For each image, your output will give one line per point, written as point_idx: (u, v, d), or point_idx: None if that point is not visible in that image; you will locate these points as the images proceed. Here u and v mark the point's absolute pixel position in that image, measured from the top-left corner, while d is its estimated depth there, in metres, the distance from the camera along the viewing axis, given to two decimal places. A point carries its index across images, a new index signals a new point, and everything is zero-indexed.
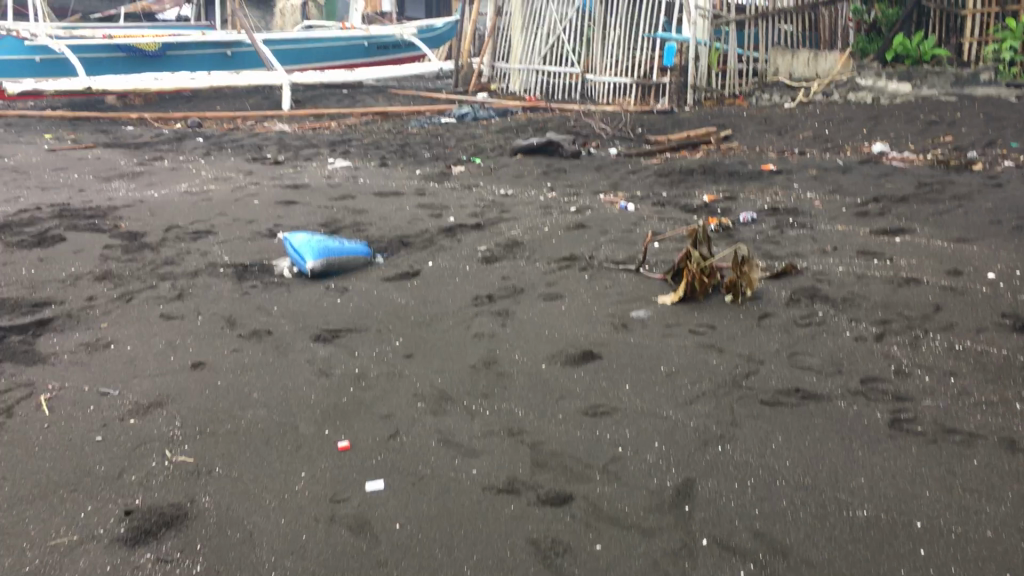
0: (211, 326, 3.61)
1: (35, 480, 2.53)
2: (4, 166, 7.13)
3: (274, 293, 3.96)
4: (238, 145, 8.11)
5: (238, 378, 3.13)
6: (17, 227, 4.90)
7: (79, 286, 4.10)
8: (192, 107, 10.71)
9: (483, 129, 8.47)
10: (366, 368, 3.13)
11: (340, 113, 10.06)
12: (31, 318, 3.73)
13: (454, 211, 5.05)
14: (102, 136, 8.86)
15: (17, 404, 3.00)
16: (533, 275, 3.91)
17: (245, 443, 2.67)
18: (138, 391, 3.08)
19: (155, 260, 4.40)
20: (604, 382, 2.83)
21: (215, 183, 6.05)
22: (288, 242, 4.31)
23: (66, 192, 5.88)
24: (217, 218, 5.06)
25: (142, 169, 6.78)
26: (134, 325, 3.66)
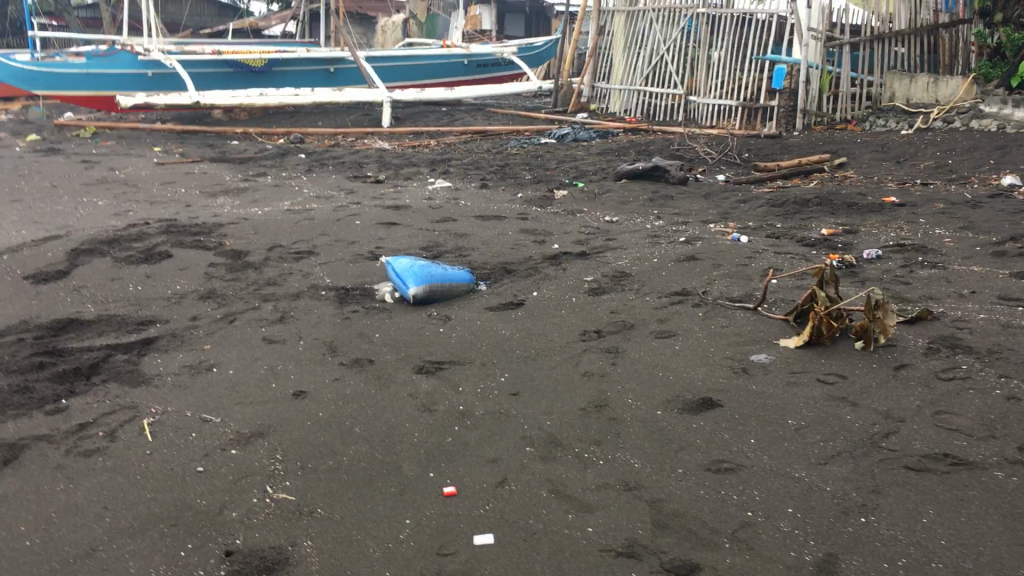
0: (312, 352, 3.54)
1: (135, 512, 2.47)
2: (115, 179, 7.29)
3: (375, 319, 3.88)
4: (340, 162, 8.13)
5: (340, 410, 3.04)
6: (126, 242, 4.96)
7: (183, 304, 4.09)
8: (295, 123, 10.86)
9: (583, 151, 8.32)
10: (471, 407, 2.99)
11: (439, 131, 10.04)
12: (136, 337, 3.73)
13: (558, 238, 4.91)
14: (209, 151, 9.03)
15: (120, 428, 2.97)
16: (643, 310, 3.73)
17: (347, 483, 2.56)
18: (239, 419, 3.01)
19: (259, 280, 4.38)
20: (726, 434, 2.63)
21: (316, 202, 6.05)
22: (390, 266, 4.23)
23: (174, 207, 5.96)
24: (319, 238, 5.03)
25: (247, 185, 6.83)
26: (236, 348, 3.62)
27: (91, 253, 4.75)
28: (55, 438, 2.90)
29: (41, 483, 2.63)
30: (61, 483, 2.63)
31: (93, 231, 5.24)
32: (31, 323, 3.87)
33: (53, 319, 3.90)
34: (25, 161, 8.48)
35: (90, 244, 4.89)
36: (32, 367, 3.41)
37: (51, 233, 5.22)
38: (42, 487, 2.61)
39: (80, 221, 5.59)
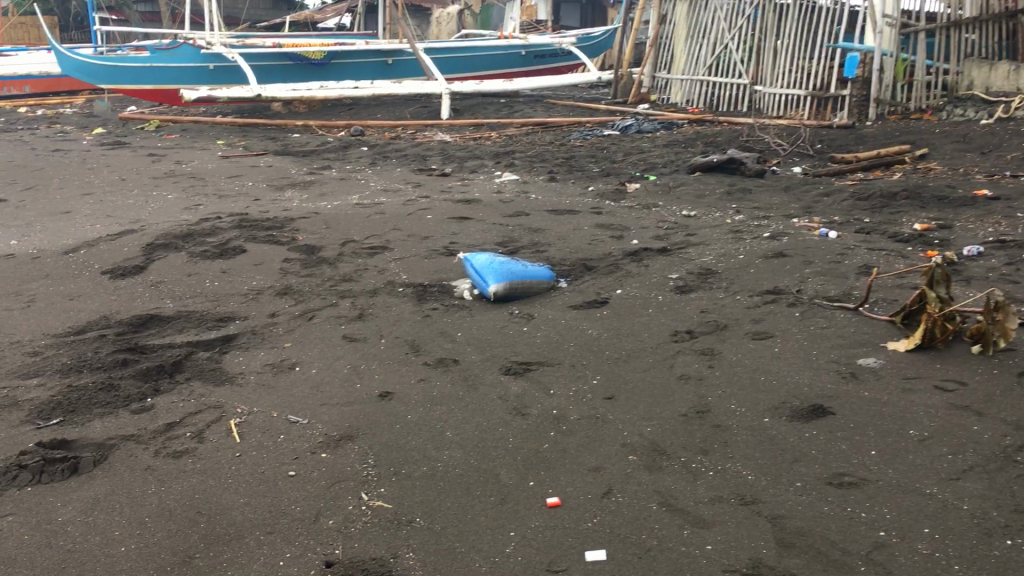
0: (395, 352, 3.46)
1: (230, 518, 2.40)
2: (182, 172, 7.31)
3: (456, 317, 3.78)
4: (403, 155, 8.07)
5: (429, 413, 2.94)
6: (199, 236, 4.92)
7: (260, 301, 4.04)
8: (354, 116, 10.83)
9: (649, 142, 8.14)
10: (565, 411, 2.88)
11: (500, 123, 9.92)
12: (217, 334, 3.68)
13: (636, 233, 4.77)
14: (272, 144, 9.03)
15: (207, 428, 2.91)
16: (735, 309, 3.58)
17: (444, 490, 2.47)
18: (328, 421, 2.93)
19: (334, 276, 4.31)
20: (842, 446, 2.49)
21: (385, 195, 5.98)
22: (469, 262, 4.13)
23: (243, 201, 5.93)
24: (392, 232, 4.95)
25: (313, 178, 6.79)
26: (318, 346, 3.55)
27: (166, 248, 4.72)
28: (143, 438, 2.85)
29: (132, 486, 2.58)
30: (153, 486, 2.57)
31: (166, 225, 5.23)
32: (112, 319, 3.84)
33: (134, 315, 3.87)
34: (93, 154, 8.56)
35: (165, 239, 4.86)
36: (116, 365, 3.37)
37: (125, 227, 5.21)
38: (134, 490, 2.55)
39: (152, 215, 5.58)
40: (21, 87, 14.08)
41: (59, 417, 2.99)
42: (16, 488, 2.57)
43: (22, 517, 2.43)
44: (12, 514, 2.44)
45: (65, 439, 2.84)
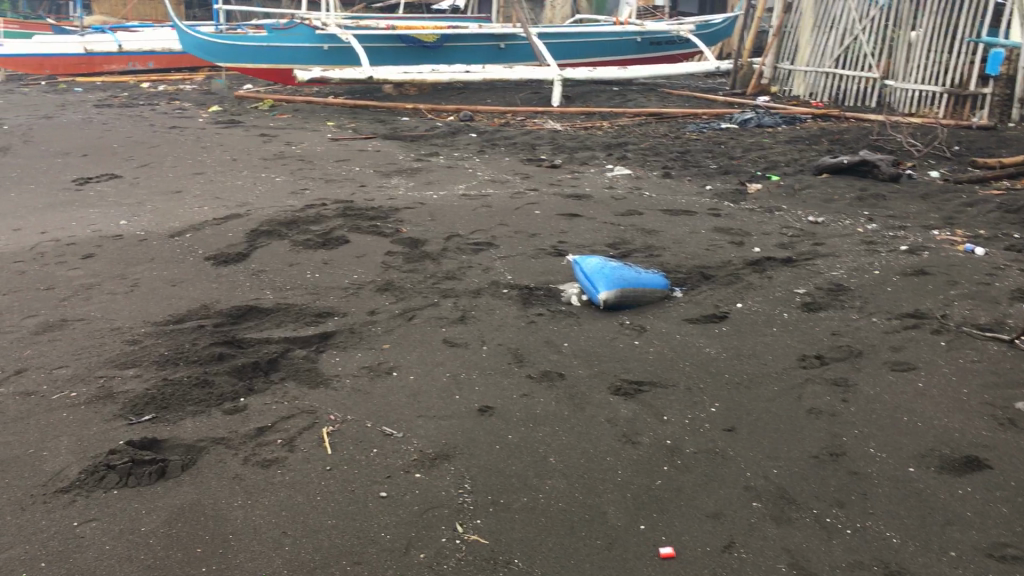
0: (497, 361, 3.26)
1: (317, 542, 2.25)
2: (291, 154, 7.28)
3: (562, 325, 3.56)
4: (512, 143, 7.87)
5: (531, 434, 2.74)
6: (303, 223, 4.83)
7: (361, 296, 3.90)
8: (464, 100, 10.69)
9: (771, 138, 7.73)
10: (680, 442, 2.63)
11: (612, 112, 9.61)
12: (315, 330, 3.56)
13: (758, 240, 4.45)
14: (381, 127, 8.96)
15: (299, 436, 2.77)
16: (870, 333, 3.26)
17: (546, 528, 2.26)
18: (424, 437, 2.76)
19: (437, 272, 4.14)
20: (1003, 510, 2.20)
21: (493, 187, 5.80)
22: (579, 266, 3.91)
23: (349, 187, 5.84)
24: (498, 228, 4.76)
25: (421, 165, 6.67)
26: (417, 350, 3.39)
27: (269, 235, 4.64)
28: (233, 442, 2.74)
29: (218, 496, 2.46)
30: (239, 498, 2.45)
31: (271, 210, 5.15)
32: (211, 309, 3.76)
33: (234, 306, 3.78)
34: (207, 132, 8.65)
35: (269, 225, 4.79)
36: (211, 359, 3.28)
37: (232, 211, 5.17)
38: (220, 501, 2.43)
39: (259, 199, 5.53)
40: (145, 63, 14.52)
41: (151, 413, 2.91)
42: (102, 491, 2.49)
43: (106, 523, 2.33)
44: (97, 520, 2.35)
45: (155, 440, 2.75)
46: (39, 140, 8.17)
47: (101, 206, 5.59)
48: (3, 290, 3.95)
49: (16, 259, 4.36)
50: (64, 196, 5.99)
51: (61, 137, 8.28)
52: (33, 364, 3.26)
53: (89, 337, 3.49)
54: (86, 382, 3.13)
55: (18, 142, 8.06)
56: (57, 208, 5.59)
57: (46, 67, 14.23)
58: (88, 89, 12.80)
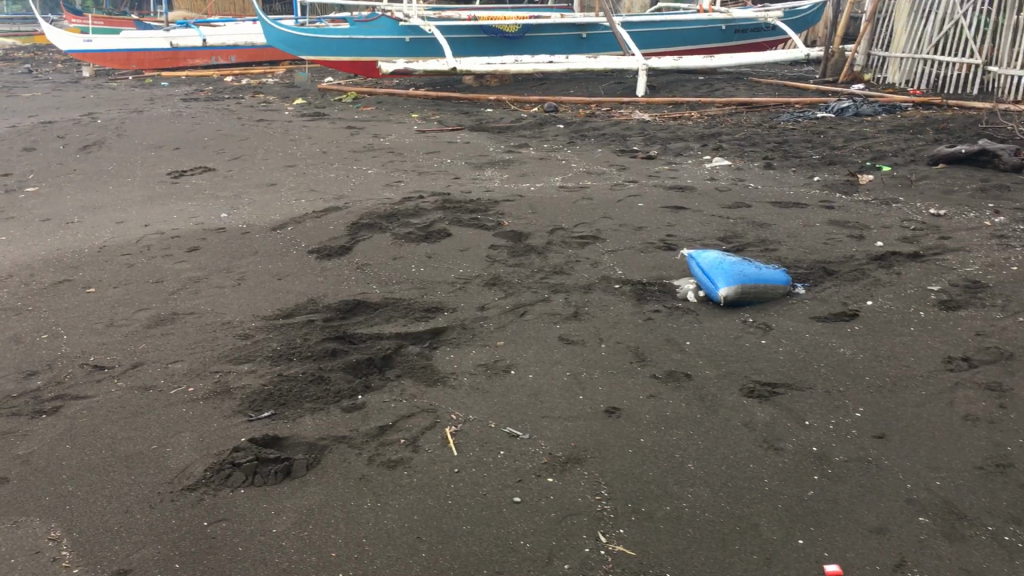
0: (618, 360, 3.14)
1: (455, 549, 2.16)
2: (380, 146, 7.25)
3: (681, 322, 3.42)
4: (601, 133, 7.72)
5: (665, 438, 2.61)
6: (403, 216, 4.77)
7: (468, 291, 3.80)
8: (547, 91, 10.56)
9: (872, 127, 7.43)
10: (827, 449, 2.47)
11: (700, 102, 9.38)
12: (425, 326, 3.48)
13: (879, 233, 4.23)
14: (466, 118, 8.88)
15: (422, 436, 2.69)
16: (1019, 334, 3.04)
17: (695, 540, 2.13)
18: (552, 439, 2.65)
19: (544, 266, 4.03)
20: None
21: (591, 178, 5.67)
22: (694, 261, 3.75)
23: (443, 179, 5.77)
24: (603, 221, 4.63)
25: (512, 157, 6.56)
26: (532, 347, 3.28)
27: (371, 227, 4.59)
28: (356, 441, 2.66)
29: (346, 497, 2.39)
30: (368, 500, 2.37)
31: (370, 202, 5.10)
32: (320, 303, 3.71)
33: (342, 300, 3.73)
34: (295, 125, 8.67)
35: (370, 218, 4.73)
36: (325, 355, 3.21)
37: (330, 204, 5.13)
38: (349, 503, 2.36)
39: (354, 192, 5.49)
40: (228, 57, 14.72)
41: (270, 410, 2.85)
42: (230, 489, 2.43)
43: (237, 523, 2.28)
44: (226, 520, 2.29)
45: (277, 437, 2.69)
46: (132, 133, 8.29)
47: (199, 198, 5.61)
48: (114, 283, 3.96)
49: (124, 252, 4.38)
50: (162, 188, 6.04)
51: (153, 131, 8.39)
52: (149, 358, 3.24)
53: (202, 331, 3.46)
54: (202, 377, 3.09)
55: (112, 135, 8.20)
56: (157, 201, 5.62)
57: (132, 61, 14.53)
58: (175, 83, 12.99)
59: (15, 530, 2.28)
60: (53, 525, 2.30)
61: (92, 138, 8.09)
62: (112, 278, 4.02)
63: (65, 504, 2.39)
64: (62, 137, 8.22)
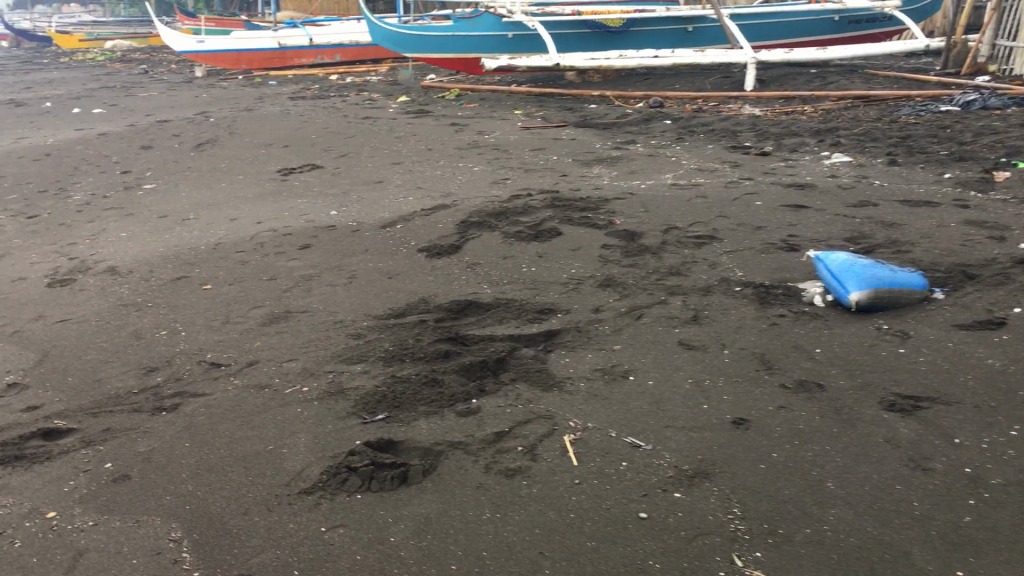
0: (743, 367, 2.98)
1: (580, 567, 2.05)
2: (486, 143, 7.20)
3: (809, 327, 3.23)
4: (711, 129, 7.50)
5: (799, 453, 2.45)
6: (512, 214, 4.69)
7: (582, 292, 3.69)
8: (651, 86, 10.35)
9: (1002, 120, 7.01)
10: (982, 472, 2.28)
11: (814, 95, 9.03)
12: (539, 328, 3.38)
13: (1021, 234, 3.94)
14: (570, 115, 8.77)
15: (540, 443, 2.59)
16: None
17: (840, 568, 1.98)
18: (677, 451, 2.51)
19: (660, 267, 3.89)
20: None
21: (703, 175, 5.48)
22: (821, 262, 3.55)
23: (551, 176, 5.67)
24: (719, 220, 4.45)
25: (620, 153, 6.41)
26: (651, 352, 3.14)
27: (480, 226, 4.52)
28: (472, 447, 2.58)
29: (464, 507, 2.30)
30: (487, 511, 2.28)
31: (477, 200, 5.04)
32: (431, 303, 3.65)
33: (453, 300, 3.66)
34: (400, 123, 8.70)
35: (479, 216, 4.67)
36: (438, 356, 3.15)
37: (437, 201, 5.09)
38: (467, 513, 2.28)
39: (462, 189, 5.44)
40: (333, 56, 14.96)
41: (384, 412, 2.80)
42: (346, 494, 2.38)
43: (355, 531, 2.22)
44: (344, 526, 2.24)
45: (392, 441, 2.63)
46: (243, 131, 8.46)
47: (308, 195, 5.65)
48: (229, 280, 3.99)
49: (238, 249, 4.42)
50: (273, 186, 6.11)
51: (263, 129, 8.54)
52: (263, 356, 3.24)
53: (315, 329, 3.44)
54: (316, 376, 3.06)
55: (224, 133, 8.38)
56: (268, 198, 5.69)
57: (242, 61, 14.89)
58: (283, 82, 13.24)
59: (137, 530, 2.27)
60: (174, 526, 2.29)
61: (205, 136, 8.29)
62: (226, 275, 4.06)
63: (185, 504, 2.38)
64: (177, 136, 8.44)
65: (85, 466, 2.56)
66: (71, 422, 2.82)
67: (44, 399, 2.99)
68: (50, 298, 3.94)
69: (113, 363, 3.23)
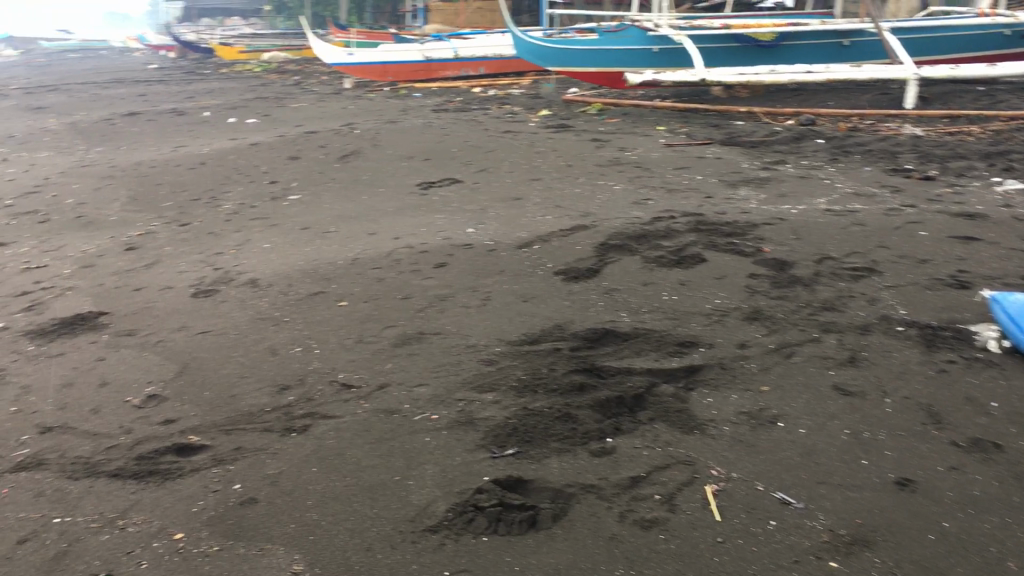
0: (907, 420, 2.71)
1: None
2: (627, 160, 7.02)
3: (983, 377, 2.92)
4: (867, 150, 7.08)
5: (975, 526, 2.18)
6: (654, 238, 4.50)
7: (728, 325, 3.47)
8: (803, 103, 9.92)
9: None
10: None
11: (982, 115, 8.43)
12: (680, 362, 3.19)
13: None
14: (716, 132, 8.48)
15: (679, 493, 2.41)
16: None
17: None
18: (833, 512, 2.28)
19: (813, 301, 3.62)
20: None
21: (860, 200, 5.14)
22: (998, 303, 3.23)
23: (695, 197, 5.45)
24: (878, 250, 4.14)
25: (769, 174, 6.12)
26: (803, 396, 2.90)
27: (619, 249, 4.35)
28: (605, 492, 2.42)
29: (597, 560, 2.15)
30: (621, 567, 2.13)
31: (618, 221, 4.88)
32: (566, 330, 3.51)
33: (589, 328, 3.51)
34: (540, 137, 8.63)
35: (619, 239, 4.50)
36: (573, 389, 3.00)
37: (576, 221, 4.96)
38: (599, 568, 2.12)
39: (602, 209, 5.29)
40: (477, 69, 15.07)
41: (514, 447, 2.67)
42: (472, 535, 2.26)
43: None
44: (468, 572, 2.12)
45: (521, 479, 2.50)
46: (386, 143, 8.58)
47: (447, 211, 5.63)
48: (364, 297, 3.97)
49: (375, 265, 4.41)
50: (412, 200, 6.12)
51: (406, 141, 8.63)
52: (394, 379, 3.18)
53: (447, 353, 3.36)
54: (446, 404, 2.97)
55: (369, 145, 8.52)
56: (407, 212, 5.69)
57: (389, 73, 15.22)
58: (427, 94, 13.43)
59: (260, 559, 2.23)
60: (296, 557, 2.23)
61: (350, 148, 8.45)
62: (362, 292, 4.04)
63: (308, 534, 2.32)
64: (323, 146, 8.64)
65: (214, 486, 2.54)
66: (205, 438, 2.82)
67: (180, 413, 3.01)
68: (194, 308, 4.02)
69: (248, 378, 3.24)
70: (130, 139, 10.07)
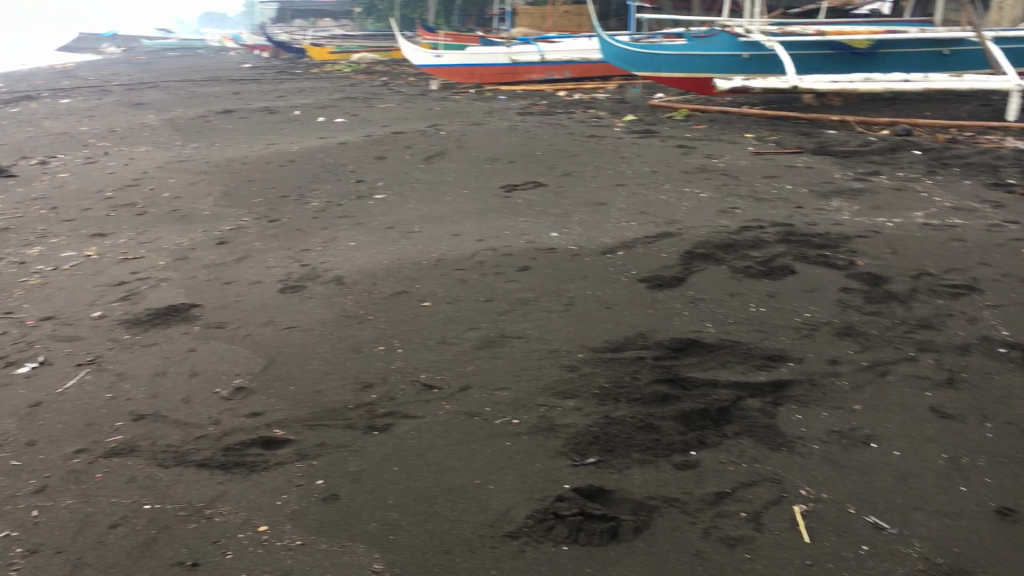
0: (1009, 448, 2.58)
1: None
2: (714, 168, 6.91)
3: None
4: (967, 163, 6.83)
5: None
6: (741, 247, 4.41)
7: (818, 340, 3.37)
8: (898, 112, 9.63)
9: None
10: None
11: None
12: (769, 376, 3.10)
13: None
14: (806, 141, 8.29)
15: (766, 511, 2.34)
16: None
17: None
18: (929, 540, 2.19)
19: (908, 318, 3.50)
20: None
21: (959, 215, 4.95)
22: None
23: (785, 207, 5.32)
24: (979, 268, 3.98)
25: (862, 186, 5.95)
26: (897, 417, 2.79)
27: (706, 258, 4.28)
28: (689, 507, 2.37)
29: None
30: None
31: (704, 229, 4.80)
32: (650, 339, 3.46)
33: (674, 338, 3.45)
34: (626, 142, 8.56)
35: (705, 247, 4.43)
36: (656, 399, 2.95)
37: (662, 228, 4.89)
38: None
39: (688, 216, 5.21)
40: (562, 72, 15.10)
41: (596, 456, 2.63)
42: (552, 544, 2.24)
43: None
44: None
45: (602, 489, 2.46)
46: (471, 145, 8.61)
47: (530, 214, 5.62)
48: (447, 299, 3.99)
49: (458, 266, 4.43)
50: (496, 202, 6.13)
51: (490, 144, 8.65)
52: (476, 382, 3.17)
53: (529, 357, 3.35)
54: (527, 409, 2.95)
55: (453, 147, 8.56)
56: (490, 215, 5.70)
57: (474, 76, 15.31)
58: (512, 97, 13.45)
59: (341, 556, 2.24)
60: (377, 556, 2.23)
61: (435, 149, 8.50)
62: (445, 293, 4.05)
63: (388, 534, 2.32)
64: (409, 147, 8.72)
65: (298, 480, 2.57)
66: (289, 432, 2.86)
67: (267, 406, 3.06)
68: (281, 304, 4.09)
69: (332, 375, 3.28)
70: (222, 136, 10.33)
